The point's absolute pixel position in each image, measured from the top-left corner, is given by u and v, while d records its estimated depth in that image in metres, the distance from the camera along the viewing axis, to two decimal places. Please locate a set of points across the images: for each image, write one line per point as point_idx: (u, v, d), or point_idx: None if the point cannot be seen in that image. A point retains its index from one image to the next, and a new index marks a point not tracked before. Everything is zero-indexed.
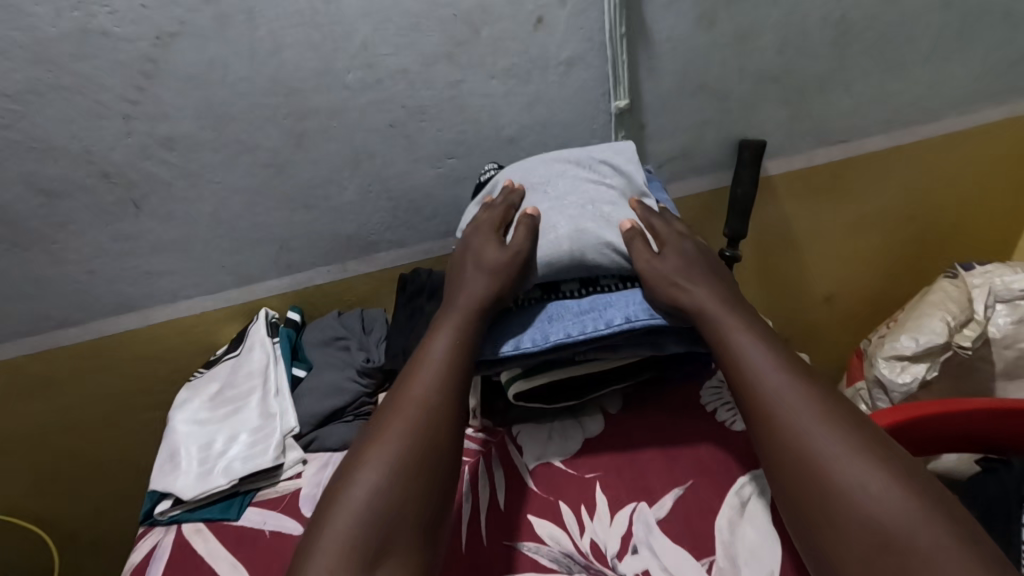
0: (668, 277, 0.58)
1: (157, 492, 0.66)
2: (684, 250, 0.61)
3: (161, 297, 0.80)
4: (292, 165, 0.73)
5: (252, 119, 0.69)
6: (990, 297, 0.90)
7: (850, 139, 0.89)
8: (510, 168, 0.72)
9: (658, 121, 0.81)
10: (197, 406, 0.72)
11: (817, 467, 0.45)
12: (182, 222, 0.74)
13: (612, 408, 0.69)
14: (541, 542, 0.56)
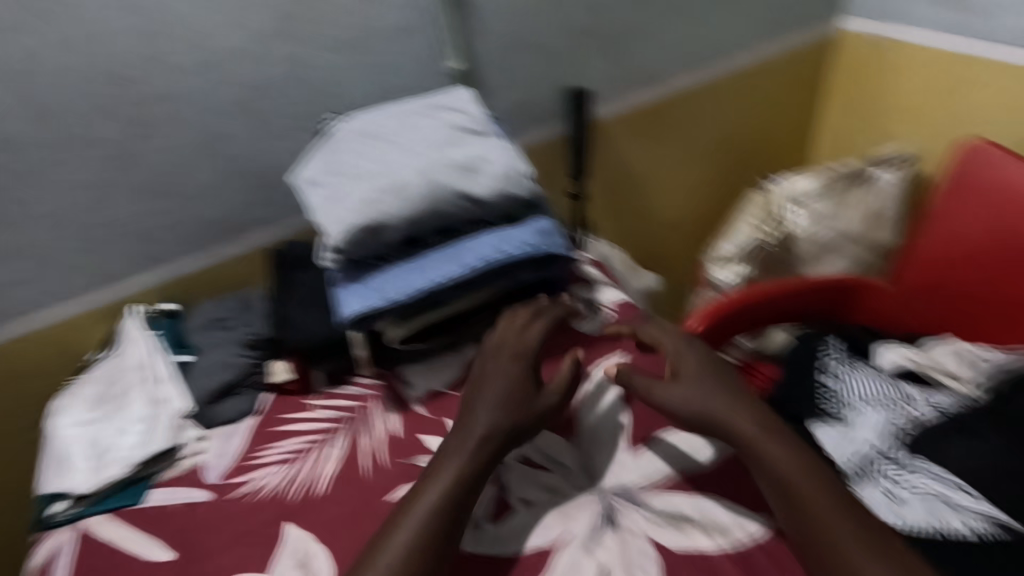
0: (678, 400, 0.61)
1: (47, 496, 0.65)
2: (710, 357, 0.65)
3: (21, 302, 0.77)
4: (142, 151, 0.75)
5: (94, 105, 0.70)
6: (783, 200, 1.09)
7: (660, 80, 1.04)
8: (350, 118, 0.71)
9: (494, 78, 0.89)
10: (80, 408, 0.72)
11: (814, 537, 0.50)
12: (40, 223, 0.73)
13: (487, 337, 0.78)
14: (434, 452, 0.65)
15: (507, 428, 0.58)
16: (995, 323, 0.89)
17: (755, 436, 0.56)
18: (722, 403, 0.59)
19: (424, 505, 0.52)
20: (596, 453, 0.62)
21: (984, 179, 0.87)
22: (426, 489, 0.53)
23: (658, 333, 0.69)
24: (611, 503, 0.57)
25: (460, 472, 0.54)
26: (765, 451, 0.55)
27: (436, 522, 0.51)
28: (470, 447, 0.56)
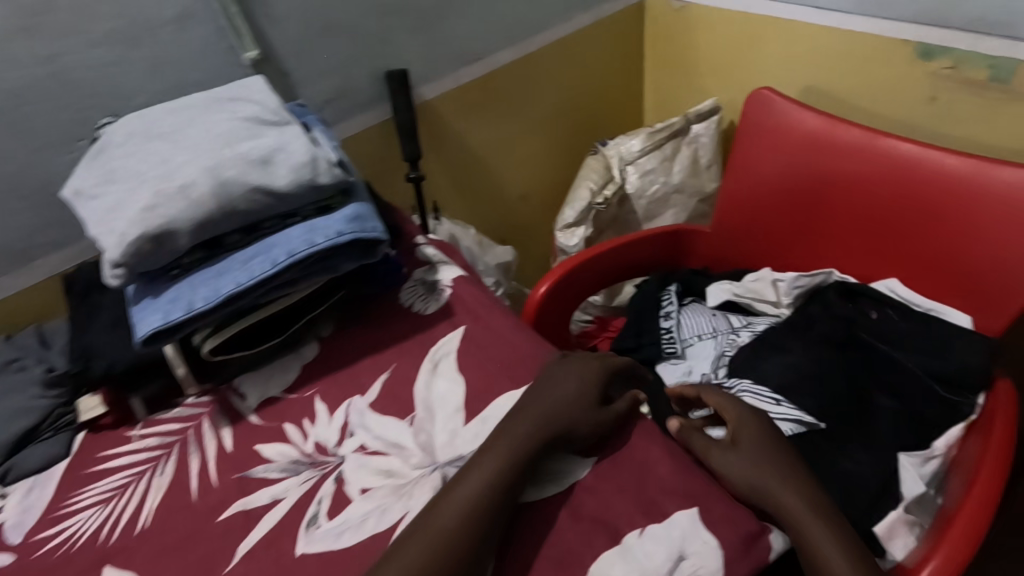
0: (723, 470, 0.58)
1: None
2: (760, 433, 0.60)
3: None
4: None
5: None
6: (621, 162, 1.16)
7: (483, 56, 1.04)
8: (124, 121, 0.66)
9: (302, 65, 0.85)
10: None
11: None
12: None
13: (325, 333, 0.76)
14: (269, 461, 0.62)
15: (545, 440, 0.56)
16: (793, 252, 0.98)
17: (797, 508, 0.54)
18: (778, 482, 0.56)
19: (460, 505, 0.51)
20: (434, 428, 0.62)
21: (775, 122, 0.94)
22: (464, 483, 0.53)
23: (714, 397, 0.66)
24: (447, 474, 0.58)
25: (500, 473, 0.53)
26: (805, 526, 0.53)
27: (477, 514, 0.51)
28: (504, 447, 0.55)
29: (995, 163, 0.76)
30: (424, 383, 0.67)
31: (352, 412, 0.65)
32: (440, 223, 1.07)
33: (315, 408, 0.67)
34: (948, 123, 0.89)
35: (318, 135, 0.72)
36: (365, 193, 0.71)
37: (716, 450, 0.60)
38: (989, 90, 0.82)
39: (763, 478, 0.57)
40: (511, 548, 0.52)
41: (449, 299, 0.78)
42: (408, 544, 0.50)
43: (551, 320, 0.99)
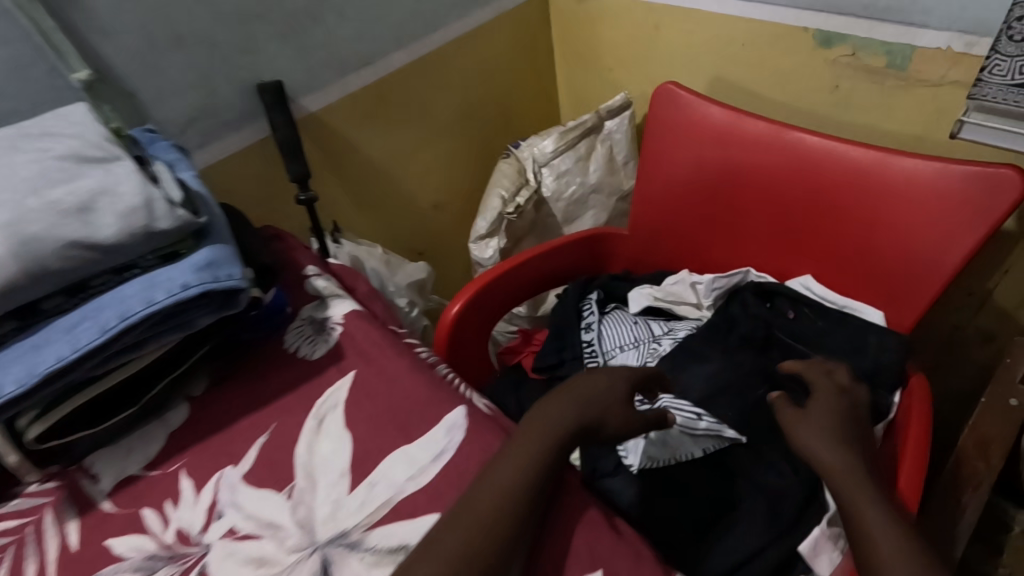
0: (798, 430, 0.62)
1: None
2: (831, 404, 0.63)
3: None
4: None
5: None
6: (535, 165, 1.11)
7: (371, 61, 0.96)
8: None
9: (150, 84, 0.74)
10: None
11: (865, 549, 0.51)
12: None
13: (196, 392, 0.66)
14: (121, 558, 0.53)
15: (574, 435, 0.57)
16: (711, 252, 0.93)
17: (842, 467, 0.57)
18: (832, 442, 0.59)
19: (497, 495, 0.49)
20: (315, 500, 0.55)
21: (681, 118, 0.88)
22: (498, 470, 0.52)
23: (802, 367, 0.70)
24: (327, 555, 0.50)
25: (533, 463, 0.52)
26: (842, 486, 0.56)
27: (517, 501, 0.49)
28: (536, 440, 0.54)
29: (898, 153, 0.73)
30: (305, 446, 0.59)
31: (223, 488, 0.57)
32: (340, 245, 0.97)
33: (179, 487, 0.58)
34: (850, 110, 0.87)
35: (162, 168, 0.62)
36: (224, 232, 0.62)
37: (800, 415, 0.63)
38: (886, 77, 0.80)
39: (827, 449, 0.59)
40: (543, 544, 0.51)
41: (340, 339, 0.70)
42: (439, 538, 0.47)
43: (465, 344, 0.92)
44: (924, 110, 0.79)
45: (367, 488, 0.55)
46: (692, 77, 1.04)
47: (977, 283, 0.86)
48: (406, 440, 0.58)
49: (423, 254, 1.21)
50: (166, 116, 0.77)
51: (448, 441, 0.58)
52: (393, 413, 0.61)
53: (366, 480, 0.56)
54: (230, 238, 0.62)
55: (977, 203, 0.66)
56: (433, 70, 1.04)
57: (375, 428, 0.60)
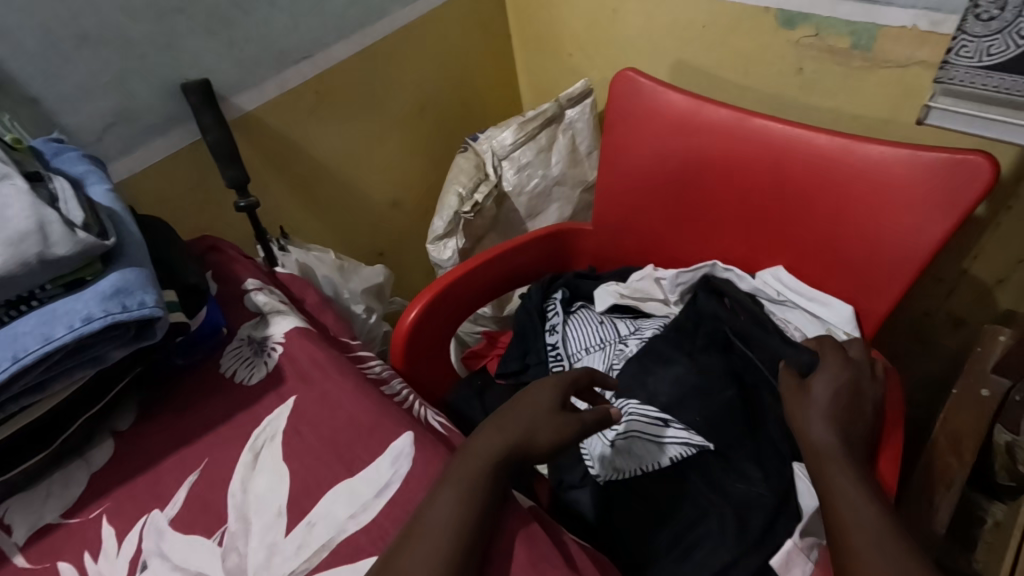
0: (803, 407, 0.62)
1: None
2: (836, 377, 0.62)
3: None
4: None
5: None
6: (495, 159, 1.06)
7: (311, 53, 0.89)
8: None
9: (56, 88, 0.68)
10: None
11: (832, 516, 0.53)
12: None
13: (123, 426, 0.61)
14: None
15: (510, 457, 0.54)
16: (676, 246, 0.90)
17: (830, 446, 0.57)
18: (826, 420, 0.59)
19: (435, 535, 0.46)
20: (248, 547, 0.50)
21: (642, 106, 0.84)
22: (436, 504, 0.48)
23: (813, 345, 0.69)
24: None
25: (471, 493, 0.49)
26: (828, 465, 0.56)
27: (460, 535, 0.47)
28: (474, 466, 0.52)
29: (865, 139, 0.69)
30: (240, 483, 0.55)
31: (148, 534, 0.52)
32: (287, 252, 0.90)
33: (99, 537, 0.53)
34: (816, 94, 0.83)
35: (63, 184, 0.55)
36: (138, 254, 0.56)
37: (804, 395, 0.63)
38: (851, 58, 0.76)
39: (824, 429, 0.59)
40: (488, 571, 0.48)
41: (280, 361, 0.64)
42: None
43: (423, 353, 0.87)
44: (890, 93, 0.75)
45: (305, 527, 0.51)
46: (654, 60, 0.99)
47: (948, 269, 0.84)
48: (349, 472, 0.54)
49: (382, 255, 1.16)
50: (79, 122, 0.70)
51: (393, 470, 0.54)
52: (335, 445, 0.56)
53: (305, 519, 0.51)
54: (145, 260, 0.56)
55: (946, 191, 0.63)
56: (379, 60, 0.98)
57: (315, 460, 0.55)
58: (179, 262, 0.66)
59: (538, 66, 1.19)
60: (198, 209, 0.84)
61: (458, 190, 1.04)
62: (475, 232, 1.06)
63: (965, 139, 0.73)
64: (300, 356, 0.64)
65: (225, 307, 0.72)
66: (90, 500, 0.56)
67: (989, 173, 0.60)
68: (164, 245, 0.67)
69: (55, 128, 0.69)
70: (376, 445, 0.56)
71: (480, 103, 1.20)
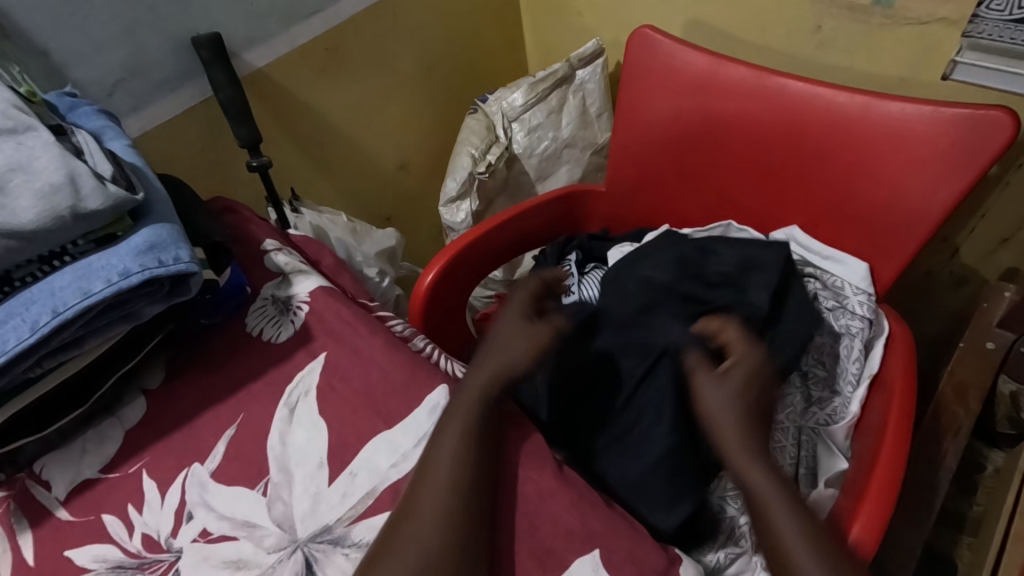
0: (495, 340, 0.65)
1: None
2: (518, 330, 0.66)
3: None
4: None
5: None
6: (504, 120, 1.04)
7: (321, 9, 0.87)
8: None
9: (65, 40, 0.65)
10: None
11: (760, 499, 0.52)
12: None
13: (153, 383, 0.61)
14: (85, 570, 0.50)
15: (494, 391, 0.57)
16: (688, 208, 0.90)
17: (737, 449, 0.55)
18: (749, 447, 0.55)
19: (441, 476, 0.49)
20: (292, 496, 0.51)
21: (660, 65, 0.83)
22: (443, 447, 0.51)
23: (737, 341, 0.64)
24: (310, 553, 0.48)
25: (468, 430, 0.52)
26: (744, 470, 0.54)
27: (464, 468, 0.49)
28: (467, 408, 0.54)
29: (886, 98, 0.69)
30: (275, 436, 0.55)
31: (191, 485, 0.53)
32: (300, 214, 0.90)
33: (140, 491, 0.54)
34: (835, 52, 0.82)
35: (86, 138, 0.55)
36: (166, 210, 0.56)
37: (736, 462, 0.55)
38: (873, 15, 0.76)
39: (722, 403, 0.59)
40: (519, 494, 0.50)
41: (307, 320, 0.65)
42: (405, 524, 0.47)
43: (440, 316, 0.87)
44: (910, 51, 0.75)
45: (347, 475, 0.52)
46: (668, 20, 0.98)
47: (957, 228, 0.85)
48: (387, 425, 0.55)
49: (389, 220, 1.15)
50: (90, 77, 0.68)
51: (432, 420, 0.55)
52: (369, 399, 0.57)
53: (348, 469, 0.52)
54: (174, 217, 0.56)
55: (965, 150, 0.64)
56: (387, 15, 0.95)
57: (353, 414, 0.56)
58: (203, 221, 0.66)
59: (546, 26, 1.17)
60: (209, 169, 0.83)
61: (472, 152, 1.03)
62: (484, 197, 1.06)
63: (985, 94, 0.74)
64: (328, 315, 0.65)
65: (245, 267, 0.72)
66: (127, 451, 0.57)
67: (1010, 130, 0.61)
68: (186, 203, 0.67)
69: (67, 83, 0.67)
70: (411, 398, 0.57)
71: (486, 63, 1.18)
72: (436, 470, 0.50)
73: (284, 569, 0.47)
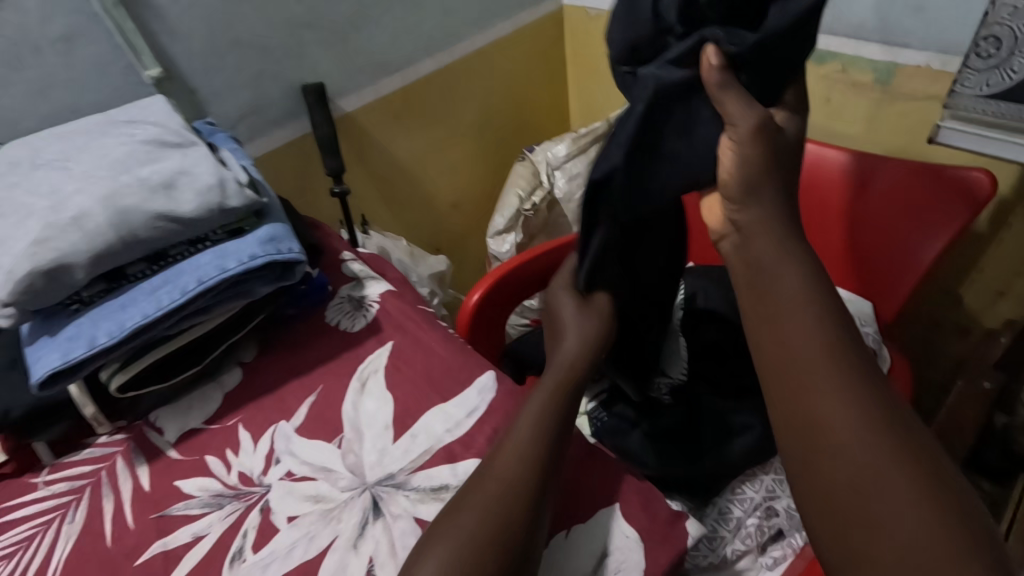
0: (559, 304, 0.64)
1: None
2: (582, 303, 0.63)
3: None
4: None
5: None
6: (549, 167, 1.18)
7: (403, 68, 1.04)
8: (9, 146, 0.62)
9: (209, 82, 0.82)
10: None
11: (816, 423, 0.40)
12: None
13: (247, 357, 0.73)
14: (191, 497, 0.60)
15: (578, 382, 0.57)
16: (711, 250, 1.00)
17: (792, 295, 0.45)
18: (779, 263, 0.47)
19: (508, 463, 0.49)
20: (363, 449, 0.61)
21: None
22: (519, 428, 0.52)
23: (729, 99, 0.50)
24: (377, 494, 0.57)
25: (545, 420, 0.52)
26: (813, 394, 0.41)
27: (539, 456, 0.49)
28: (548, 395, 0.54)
29: (875, 156, 0.82)
30: (347, 405, 0.66)
31: (279, 437, 0.64)
32: (368, 236, 1.04)
33: (235, 439, 0.65)
34: (841, 120, 0.95)
35: (227, 154, 0.70)
36: (281, 213, 0.70)
37: (780, 322, 0.45)
38: (873, 92, 0.88)
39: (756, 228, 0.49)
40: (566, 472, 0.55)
41: (377, 314, 0.77)
42: (473, 492, 0.47)
43: (481, 330, 0.98)
44: (907, 122, 0.87)
45: (408, 436, 0.62)
46: None
47: (958, 278, 0.94)
48: (444, 399, 0.65)
49: (439, 251, 1.28)
50: (222, 111, 0.85)
51: (479, 399, 0.65)
52: (429, 377, 0.68)
53: (409, 431, 0.62)
54: (286, 219, 0.70)
55: (954, 202, 0.74)
56: (455, 73, 1.12)
57: (414, 389, 0.67)
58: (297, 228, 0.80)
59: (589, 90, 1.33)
60: (298, 192, 0.98)
61: (518, 194, 1.18)
62: (526, 233, 1.18)
63: (974, 161, 0.84)
64: (397, 311, 0.77)
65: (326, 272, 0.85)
66: (224, 408, 0.68)
67: (988, 188, 0.71)
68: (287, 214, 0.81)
69: (205, 115, 0.84)
70: (465, 378, 0.67)
71: (535, 119, 1.34)
72: (510, 455, 0.49)
73: (355, 505, 0.57)
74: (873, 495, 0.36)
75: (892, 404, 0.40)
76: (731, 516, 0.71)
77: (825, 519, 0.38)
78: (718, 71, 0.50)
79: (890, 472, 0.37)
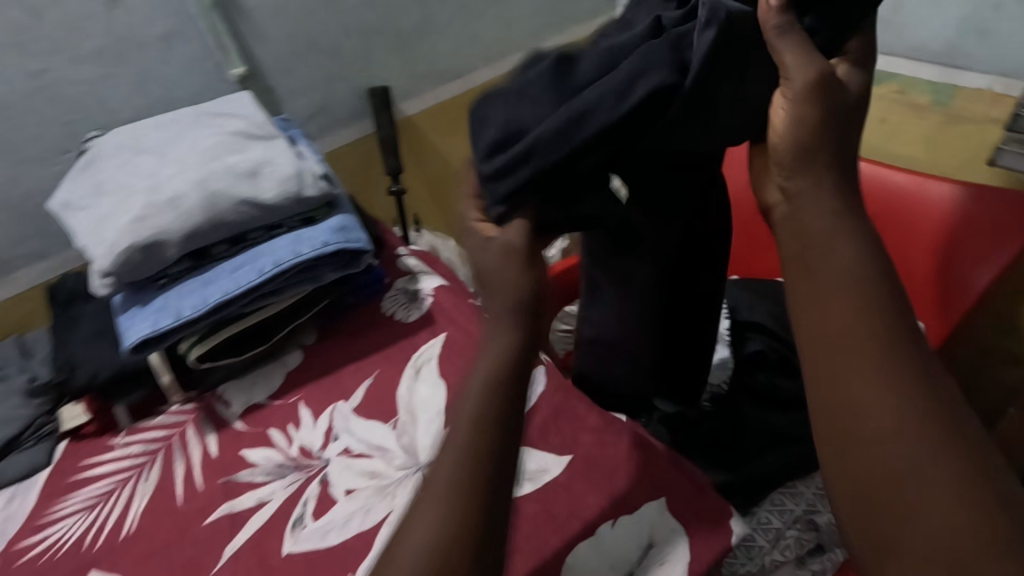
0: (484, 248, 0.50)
1: None
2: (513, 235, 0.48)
3: None
4: None
5: None
6: None
7: (462, 74, 1.08)
8: (113, 132, 0.68)
9: (285, 81, 0.88)
10: None
11: (848, 409, 0.38)
12: None
13: (309, 340, 0.77)
14: (255, 465, 0.64)
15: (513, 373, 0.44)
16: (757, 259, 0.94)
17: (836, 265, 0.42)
18: (835, 240, 0.43)
19: (450, 446, 0.41)
20: (417, 432, 0.64)
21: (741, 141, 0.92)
22: (466, 401, 0.43)
23: (787, 46, 0.44)
24: (429, 474, 0.60)
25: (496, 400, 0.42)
26: (846, 382, 0.39)
27: (480, 457, 0.40)
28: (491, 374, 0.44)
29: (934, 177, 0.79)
30: (402, 390, 0.69)
31: (337, 416, 0.68)
32: (421, 234, 1.08)
33: (296, 415, 0.68)
34: (898, 141, 0.94)
35: (304, 148, 0.74)
36: (350, 206, 0.74)
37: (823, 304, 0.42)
38: (935, 113, 0.88)
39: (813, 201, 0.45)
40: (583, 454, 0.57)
41: (431, 307, 0.80)
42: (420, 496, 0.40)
43: None
44: (968, 146, 0.86)
45: None
46: None
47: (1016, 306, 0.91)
48: None
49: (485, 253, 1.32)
50: (295, 109, 0.90)
51: None
52: None
53: None
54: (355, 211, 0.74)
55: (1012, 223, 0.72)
56: None
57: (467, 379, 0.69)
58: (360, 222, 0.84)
59: None
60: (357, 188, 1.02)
61: None
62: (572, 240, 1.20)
63: None
64: (450, 305, 0.80)
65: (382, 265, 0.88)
66: (286, 386, 0.72)
67: None
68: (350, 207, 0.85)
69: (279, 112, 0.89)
70: None
71: None
72: (453, 438, 0.41)
73: (408, 482, 0.60)
74: (907, 487, 0.35)
75: (937, 387, 0.37)
76: (770, 527, 0.69)
77: (856, 511, 0.37)
78: (778, 13, 0.45)
79: (927, 464, 0.34)
